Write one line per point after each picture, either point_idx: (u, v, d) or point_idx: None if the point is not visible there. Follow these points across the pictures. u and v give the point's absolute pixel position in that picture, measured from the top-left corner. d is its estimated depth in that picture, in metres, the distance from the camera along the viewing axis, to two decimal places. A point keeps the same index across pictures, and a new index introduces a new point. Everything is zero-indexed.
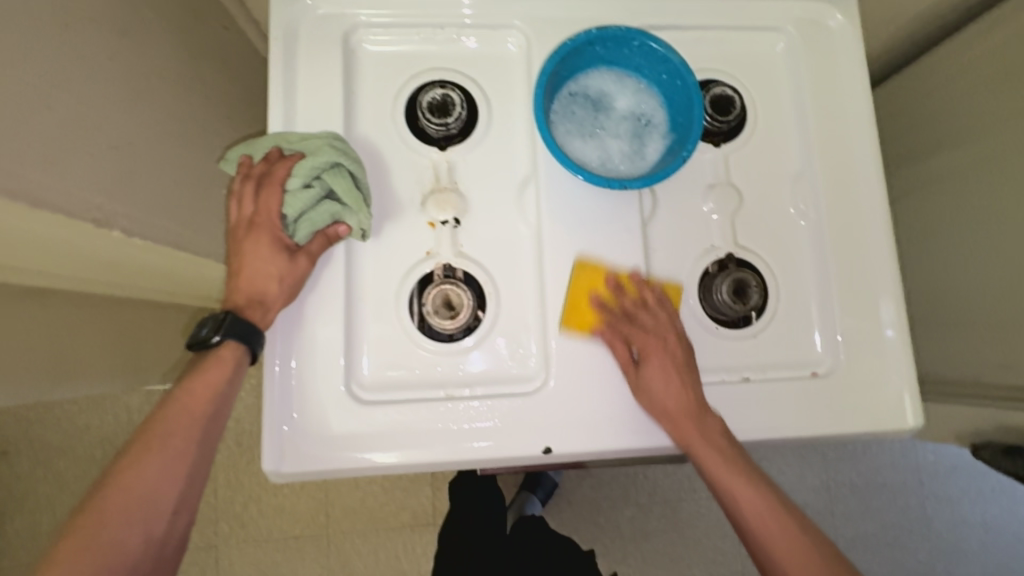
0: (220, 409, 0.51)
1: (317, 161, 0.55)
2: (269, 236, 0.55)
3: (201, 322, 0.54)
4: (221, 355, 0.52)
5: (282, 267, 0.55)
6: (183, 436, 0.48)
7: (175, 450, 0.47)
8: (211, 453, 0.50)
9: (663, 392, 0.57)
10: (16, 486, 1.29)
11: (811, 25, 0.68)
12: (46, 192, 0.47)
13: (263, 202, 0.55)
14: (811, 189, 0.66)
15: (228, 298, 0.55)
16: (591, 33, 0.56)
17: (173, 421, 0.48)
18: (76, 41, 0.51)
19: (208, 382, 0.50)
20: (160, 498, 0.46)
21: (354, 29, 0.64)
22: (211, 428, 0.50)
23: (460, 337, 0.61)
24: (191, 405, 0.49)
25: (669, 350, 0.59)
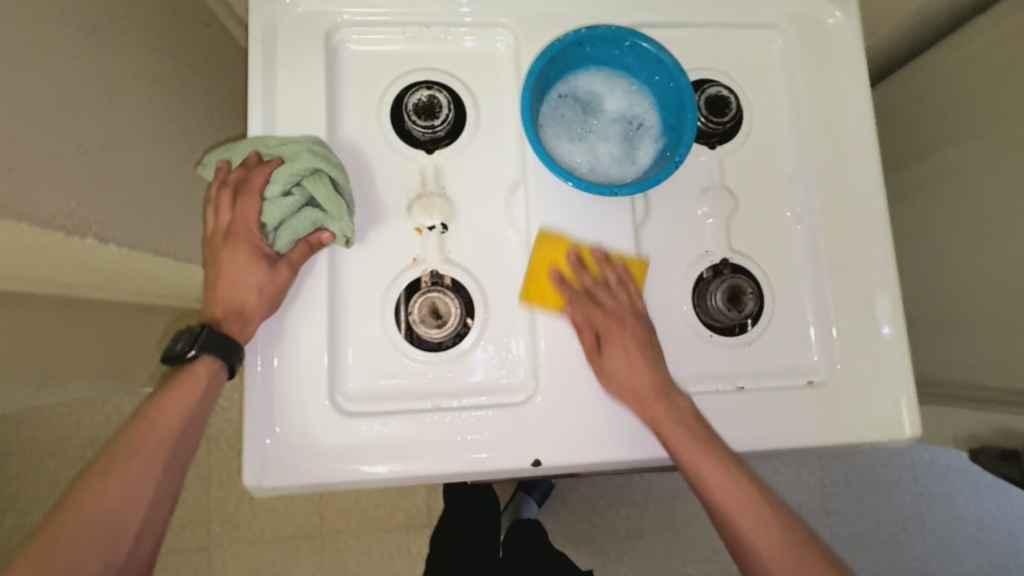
0: (191, 428, 0.50)
1: (296, 168, 0.53)
2: (247, 246, 0.53)
3: (177, 334, 0.52)
4: (196, 371, 0.50)
5: (262, 278, 0.53)
6: (151, 455, 0.47)
7: (143, 470, 0.46)
8: (181, 472, 0.49)
9: (628, 374, 0.57)
10: (4, 489, 1.27)
11: (808, 22, 0.66)
12: (8, 201, 0.44)
13: (241, 211, 0.53)
14: (808, 191, 0.64)
15: (206, 310, 0.53)
16: (581, 33, 0.54)
17: (142, 440, 0.47)
18: (41, 40, 0.49)
19: (180, 400, 0.49)
20: (124, 522, 0.45)
21: (336, 27, 0.62)
22: (181, 446, 0.49)
23: (448, 345, 0.59)
24: (160, 424, 0.48)
25: (632, 330, 0.58)
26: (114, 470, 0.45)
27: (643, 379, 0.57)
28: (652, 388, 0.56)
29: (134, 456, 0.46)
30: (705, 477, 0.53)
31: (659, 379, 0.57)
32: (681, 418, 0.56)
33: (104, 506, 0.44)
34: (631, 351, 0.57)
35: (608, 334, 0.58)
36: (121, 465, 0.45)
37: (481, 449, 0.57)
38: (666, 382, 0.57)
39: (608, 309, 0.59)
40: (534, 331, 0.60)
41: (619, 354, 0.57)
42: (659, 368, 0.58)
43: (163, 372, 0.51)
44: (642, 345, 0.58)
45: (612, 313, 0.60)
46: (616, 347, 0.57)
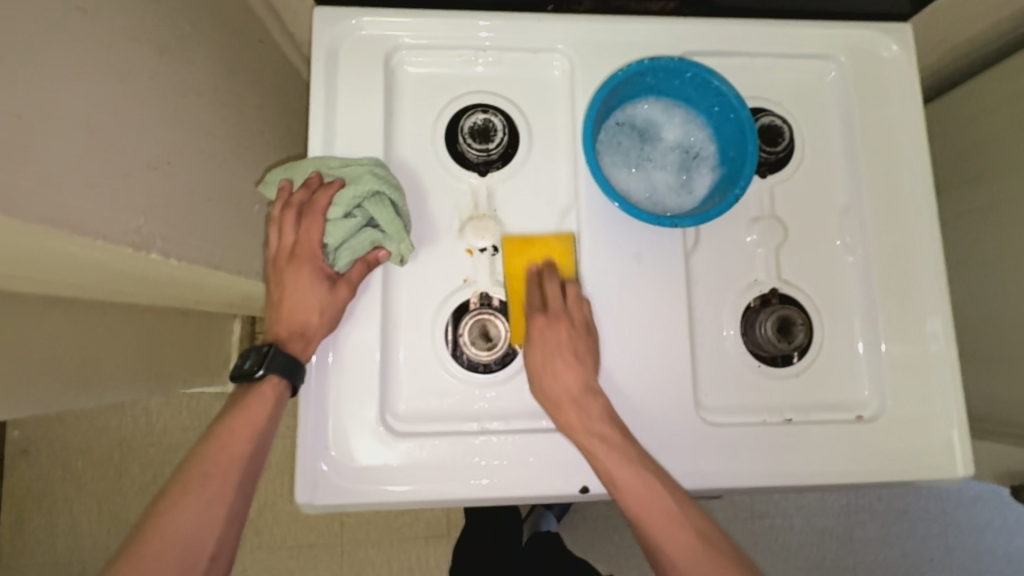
0: (260, 445, 0.53)
1: (358, 190, 0.54)
2: (310, 267, 0.55)
3: (244, 354, 0.55)
4: (263, 390, 0.54)
5: (324, 299, 0.55)
6: (224, 474, 0.50)
7: (217, 488, 0.50)
8: (252, 490, 0.52)
9: (549, 362, 0.56)
10: (32, 485, 1.29)
11: (863, 55, 0.66)
12: (86, 219, 0.45)
13: (304, 232, 0.55)
14: (860, 225, 0.64)
15: (270, 330, 0.55)
16: (643, 64, 0.54)
17: (217, 459, 0.51)
18: (120, 62, 0.50)
19: (250, 419, 0.53)
20: (199, 542, 0.48)
21: (396, 50, 0.63)
22: (251, 464, 0.52)
23: (496, 367, 0.60)
24: (231, 445, 0.52)
25: (564, 335, 0.56)
26: (190, 490, 0.49)
27: (572, 383, 0.56)
28: (572, 393, 0.56)
29: (210, 475, 0.50)
30: (606, 444, 0.54)
31: (576, 387, 0.56)
32: (588, 415, 0.55)
33: (183, 525, 0.48)
34: (564, 335, 0.56)
35: (542, 353, 0.56)
36: (196, 485, 0.49)
37: (528, 473, 0.57)
38: (591, 380, 0.56)
39: (548, 355, 0.56)
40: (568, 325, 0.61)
41: (554, 349, 0.56)
42: (588, 370, 0.56)
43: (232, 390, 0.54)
44: (577, 357, 0.56)
45: (662, 340, 0.60)
46: (549, 362, 0.56)
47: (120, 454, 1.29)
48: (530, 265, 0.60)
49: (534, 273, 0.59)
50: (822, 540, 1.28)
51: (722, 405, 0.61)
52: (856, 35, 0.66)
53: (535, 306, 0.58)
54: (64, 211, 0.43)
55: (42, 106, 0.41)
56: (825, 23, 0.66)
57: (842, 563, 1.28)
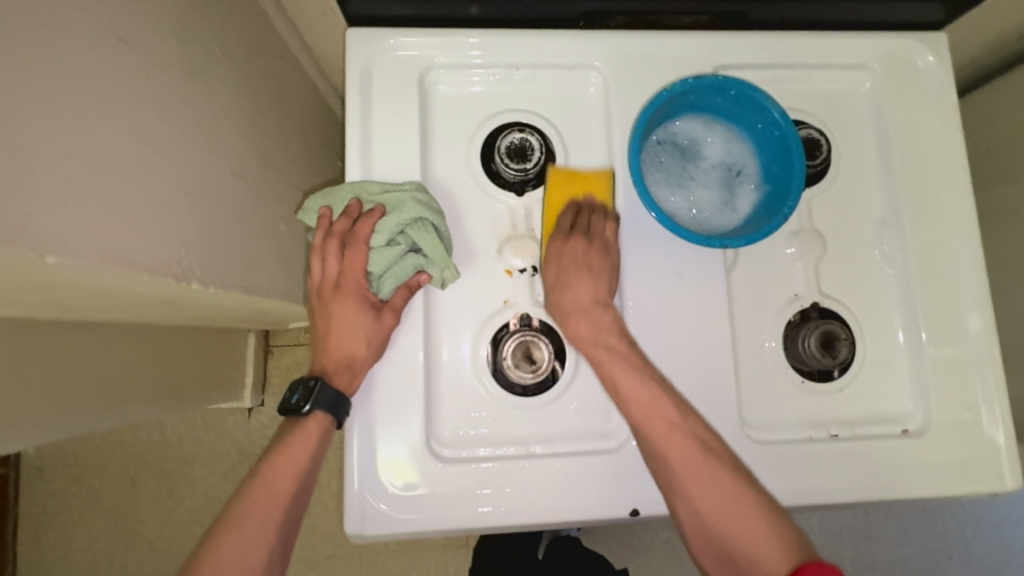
0: (302, 484, 0.54)
1: (401, 218, 0.55)
2: (356, 297, 0.56)
3: (291, 387, 0.56)
4: (308, 425, 0.55)
5: (370, 328, 0.55)
6: (265, 516, 0.52)
7: (258, 530, 0.51)
8: (292, 530, 0.54)
9: (571, 282, 0.57)
10: (47, 503, 1.27)
11: (899, 65, 0.65)
12: (133, 254, 0.45)
13: (348, 262, 0.56)
14: (899, 236, 0.64)
15: (319, 362, 0.57)
16: (688, 82, 0.54)
17: (259, 499, 0.52)
18: (158, 91, 0.49)
19: (292, 458, 0.54)
20: None
21: (429, 69, 0.62)
22: (293, 503, 0.54)
23: (539, 391, 0.59)
24: (274, 484, 0.53)
25: (584, 251, 0.57)
26: (232, 532, 0.50)
27: (585, 293, 0.57)
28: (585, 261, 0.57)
29: (252, 517, 0.51)
30: (620, 384, 0.54)
31: (587, 298, 0.57)
32: (597, 326, 0.56)
33: (223, 569, 0.49)
34: (580, 248, 0.57)
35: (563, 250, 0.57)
36: (239, 527, 0.51)
37: (577, 497, 0.57)
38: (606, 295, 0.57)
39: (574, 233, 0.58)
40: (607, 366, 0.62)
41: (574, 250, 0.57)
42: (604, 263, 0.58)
43: (279, 426, 0.56)
44: (592, 272, 0.57)
45: (706, 359, 0.60)
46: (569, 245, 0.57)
47: (136, 470, 1.28)
48: (570, 197, 0.60)
49: (575, 205, 0.60)
50: (840, 538, 1.28)
51: (767, 422, 0.61)
52: (892, 44, 0.65)
53: (562, 229, 0.58)
54: (113, 249, 0.42)
55: (92, 144, 0.40)
56: (861, 34, 0.65)
57: (861, 561, 1.27)
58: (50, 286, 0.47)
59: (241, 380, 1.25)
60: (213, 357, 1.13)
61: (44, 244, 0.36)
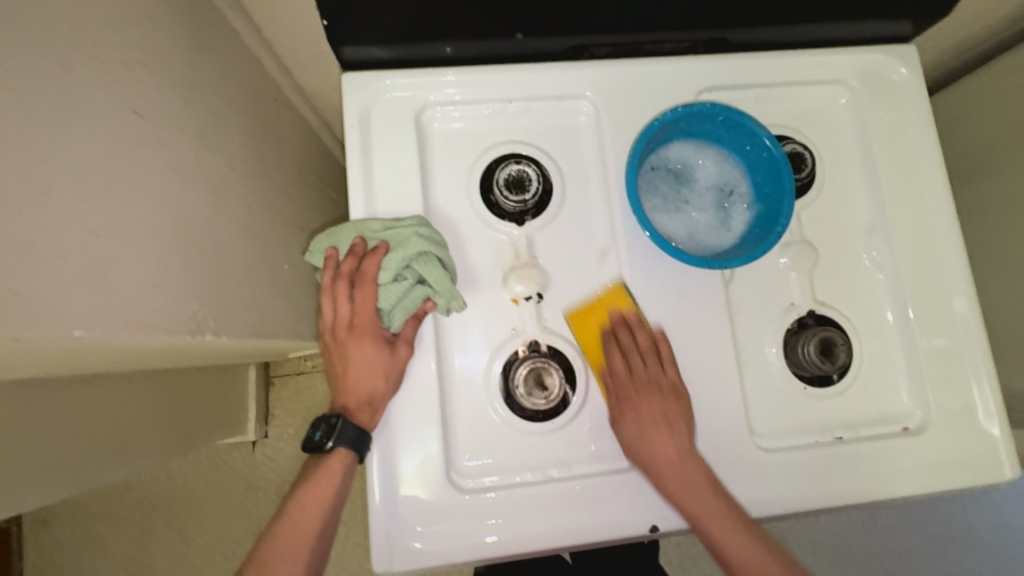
0: (328, 520, 0.56)
1: (407, 253, 0.56)
2: (370, 335, 0.57)
3: (313, 424, 0.57)
4: (333, 463, 0.56)
5: (386, 363, 0.57)
6: (294, 554, 0.54)
7: (288, 568, 0.53)
8: (319, 568, 0.55)
9: (649, 431, 0.57)
10: (55, 553, 1.25)
11: (875, 78, 0.68)
12: (155, 316, 0.46)
13: (359, 301, 0.57)
14: (887, 242, 0.66)
15: (338, 400, 0.58)
16: (677, 111, 0.56)
17: (289, 539, 0.54)
18: (171, 154, 0.50)
19: (318, 495, 0.56)
20: None
21: (425, 108, 0.64)
22: (320, 541, 0.55)
23: (552, 416, 0.60)
24: (301, 523, 0.55)
25: (656, 404, 0.58)
26: (263, 572, 0.52)
27: (668, 449, 0.57)
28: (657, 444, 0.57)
29: (282, 557, 0.53)
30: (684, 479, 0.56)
31: (669, 446, 0.57)
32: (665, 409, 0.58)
33: None
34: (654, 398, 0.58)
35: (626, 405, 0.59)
36: (269, 566, 0.53)
37: (598, 518, 0.58)
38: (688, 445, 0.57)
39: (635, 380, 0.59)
40: None
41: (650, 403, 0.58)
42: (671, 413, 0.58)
43: (304, 463, 0.58)
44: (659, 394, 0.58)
45: (712, 373, 0.62)
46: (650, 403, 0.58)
47: (143, 514, 1.27)
48: (603, 325, 0.62)
49: (611, 332, 0.61)
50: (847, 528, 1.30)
51: (774, 430, 0.63)
52: (866, 59, 0.68)
53: (618, 369, 0.59)
54: (137, 315, 0.43)
55: (115, 216, 0.41)
56: (836, 50, 0.68)
57: (868, 550, 1.30)
58: (71, 351, 0.48)
59: (244, 414, 1.25)
60: (215, 395, 1.12)
61: (75, 320, 0.37)
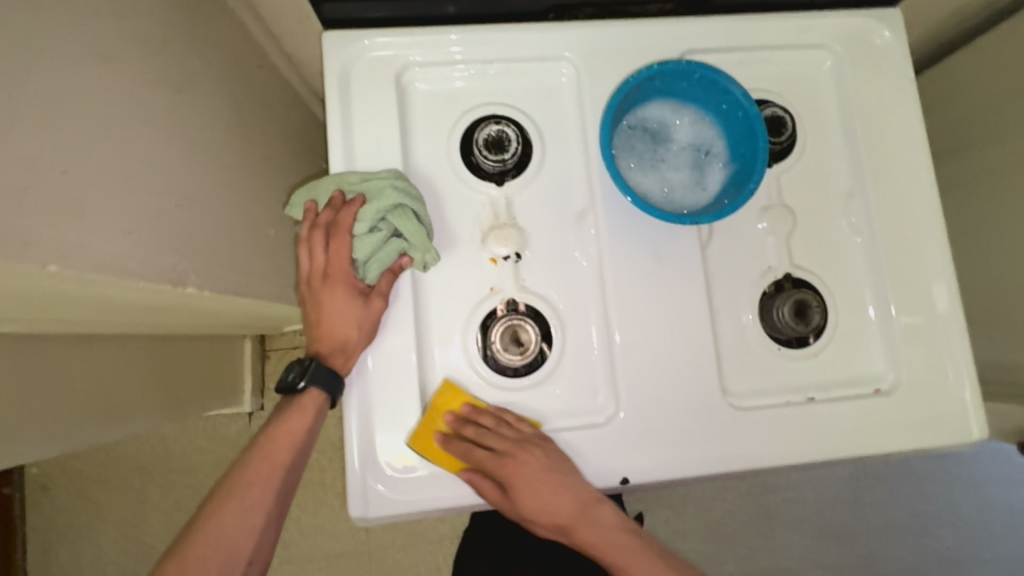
0: (299, 454, 0.60)
1: (382, 205, 0.57)
2: (344, 285, 0.58)
3: (287, 367, 0.61)
4: (306, 402, 0.59)
5: (360, 314, 0.58)
6: (266, 482, 0.58)
7: (259, 495, 0.57)
8: (287, 498, 0.60)
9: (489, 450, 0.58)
10: (56, 520, 1.28)
11: (857, 42, 0.68)
12: (131, 262, 0.47)
13: (334, 251, 0.58)
14: (864, 206, 0.67)
15: (313, 346, 0.60)
16: (652, 69, 0.56)
17: (260, 468, 0.58)
18: (145, 105, 0.50)
19: (291, 430, 0.60)
20: (239, 546, 0.55)
21: (405, 68, 0.64)
22: (290, 473, 0.59)
23: (528, 371, 0.62)
24: (273, 455, 0.59)
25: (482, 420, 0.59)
26: (234, 497, 0.56)
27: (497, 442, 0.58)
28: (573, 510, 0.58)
29: (253, 484, 0.57)
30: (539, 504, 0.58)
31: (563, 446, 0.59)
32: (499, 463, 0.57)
33: (226, 530, 0.55)
34: (538, 460, 0.57)
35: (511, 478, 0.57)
36: (239, 492, 0.56)
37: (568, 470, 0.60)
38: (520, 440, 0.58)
39: (503, 453, 0.57)
40: (607, 335, 0.62)
41: (528, 468, 0.57)
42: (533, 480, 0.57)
43: (280, 401, 0.61)
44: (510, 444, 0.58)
45: (686, 333, 0.63)
46: (527, 467, 0.57)
47: (141, 482, 1.30)
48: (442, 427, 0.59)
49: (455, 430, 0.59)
50: (834, 507, 1.31)
51: (747, 390, 0.64)
52: (849, 22, 0.68)
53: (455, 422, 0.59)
54: (110, 258, 0.44)
55: (87, 158, 0.42)
56: (819, 13, 0.68)
57: (855, 528, 1.31)
58: (52, 298, 0.49)
59: (238, 385, 1.27)
60: (207, 363, 1.13)
61: (46, 255, 0.38)
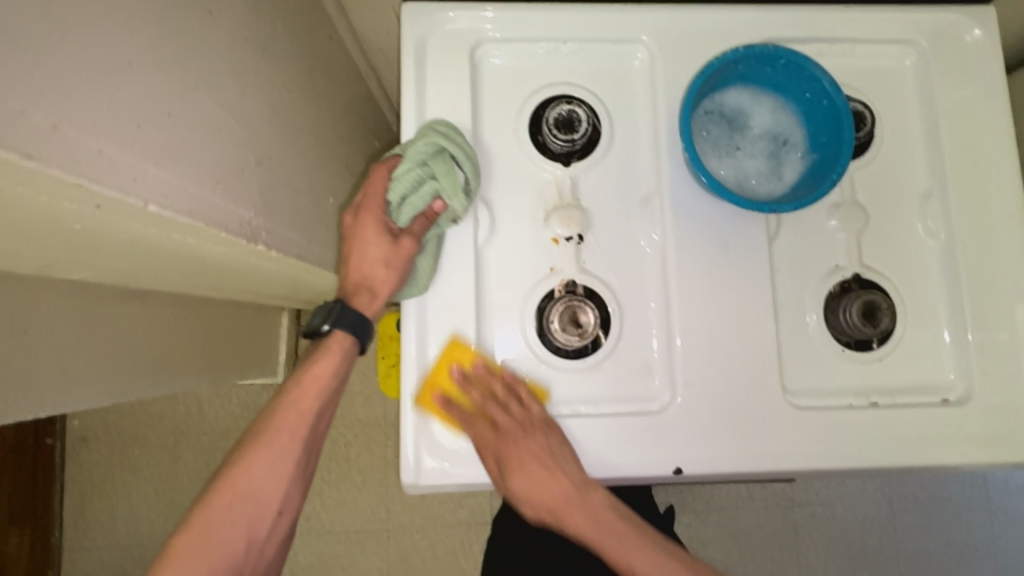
0: (325, 402, 0.61)
1: (422, 147, 0.57)
2: (376, 223, 0.59)
3: (313, 311, 0.62)
4: (332, 347, 0.60)
5: (391, 255, 0.58)
6: (292, 429, 0.58)
7: (286, 444, 0.58)
8: (313, 446, 0.60)
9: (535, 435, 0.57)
10: (94, 472, 1.32)
11: (946, 39, 0.66)
12: (215, 211, 0.48)
13: (372, 189, 0.59)
14: (943, 208, 0.64)
15: (341, 283, 0.61)
16: (738, 52, 0.55)
17: (287, 418, 0.58)
18: (236, 60, 0.51)
19: (318, 375, 0.59)
20: (269, 493, 0.57)
21: (480, 43, 0.64)
22: (316, 420, 0.60)
23: (585, 354, 0.61)
24: (300, 403, 0.59)
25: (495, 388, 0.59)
26: (262, 445, 0.57)
27: (528, 416, 0.58)
28: (560, 492, 0.57)
29: (280, 435, 0.58)
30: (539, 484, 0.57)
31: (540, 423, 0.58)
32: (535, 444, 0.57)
33: (256, 477, 0.56)
34: (541, 441, 0.57)
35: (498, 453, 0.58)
36: (267, 440, 0.57)
37: (621, 456, 0.59)
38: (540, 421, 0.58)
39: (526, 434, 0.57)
40: (667, 323, 0.62)
41: (533, 449, 0.57)
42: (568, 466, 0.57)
43: (306, 346, 0.61)
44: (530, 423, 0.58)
45: (747, 326, 0.61)
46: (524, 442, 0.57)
47: (175, 443, 1.33)
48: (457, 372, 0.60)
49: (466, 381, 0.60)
50: (865, 528, 1.27)
51: (807, 388, 0.62)
52: (938, 19, 0.66)
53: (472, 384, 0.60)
54: (199, 205, 0.45)
55: (186, 105, 0.43)
56: (907, 8, 0.65)
57: (885, 551, 1.27)
58: (134, 242, 0.50)
59: (276, 356, 1.29)
60: (250, 330, 1.15)
61: (148, 194, 0.39)
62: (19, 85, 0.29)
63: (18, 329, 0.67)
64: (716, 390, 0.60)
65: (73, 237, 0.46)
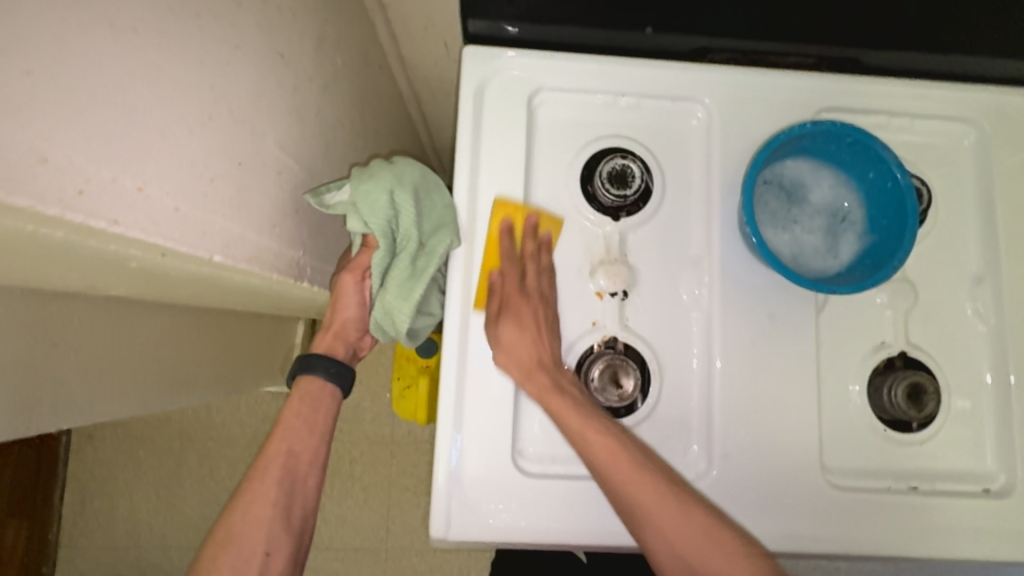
0: (296, 439, 0.59)
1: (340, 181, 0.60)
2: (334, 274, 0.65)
3: None
4: (292, 393, 0.61)
5: (337, 290, 0.62)
6: (265, 473, 0.58)
7: (259, 489, 0.57)
8: (293, 488, 0.58)
9: (522, 346, 0.58)
10: (97, 468, 1.31)
11: (1009, 122, 0.65)
12: (269, 254, 0.47)
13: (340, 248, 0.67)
14: (993, 292, 0.63)
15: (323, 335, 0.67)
16: (805, 127, 0.55)
17: (259, 463, 0.58)
18: (300, 101, 0.51)
19: (282, 419, 0.60)
20: (252, 540, 0.55)
21: (537, 91, 0.64)
22: (290, 462, 0.59)
23: (621, 415, 0.60)
24: (271, 449, 0.59)
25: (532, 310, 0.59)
26: (241, 493, 0.57)
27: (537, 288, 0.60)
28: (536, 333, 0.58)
29: (252, 479, 0.57)
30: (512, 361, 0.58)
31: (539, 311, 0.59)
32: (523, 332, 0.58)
33: (235, 526, 0.55)
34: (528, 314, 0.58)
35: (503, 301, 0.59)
36: (245, 489, 0.57)
37: None
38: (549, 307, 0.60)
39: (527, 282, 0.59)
40: (706, 387, 0.61)
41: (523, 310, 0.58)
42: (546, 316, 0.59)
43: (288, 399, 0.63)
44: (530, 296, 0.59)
45: (789, 396, 0.60)
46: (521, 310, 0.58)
47: (180, 445, 1.32)
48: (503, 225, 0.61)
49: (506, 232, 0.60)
50: None
51: (845, 465, 0.61)
52: (1000, 100, 0.65)
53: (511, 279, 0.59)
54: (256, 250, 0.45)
55: (256, 152, 0.43)
56: (971, 88, 0.65)
57: None
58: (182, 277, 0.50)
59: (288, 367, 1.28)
60: (267, 343, 1.14)
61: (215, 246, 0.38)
62: (115, 154, 0.28)
63: (49, 342, 0.66)
64: (753, 461, 0.59)
65: (125, 270, 0.45)
